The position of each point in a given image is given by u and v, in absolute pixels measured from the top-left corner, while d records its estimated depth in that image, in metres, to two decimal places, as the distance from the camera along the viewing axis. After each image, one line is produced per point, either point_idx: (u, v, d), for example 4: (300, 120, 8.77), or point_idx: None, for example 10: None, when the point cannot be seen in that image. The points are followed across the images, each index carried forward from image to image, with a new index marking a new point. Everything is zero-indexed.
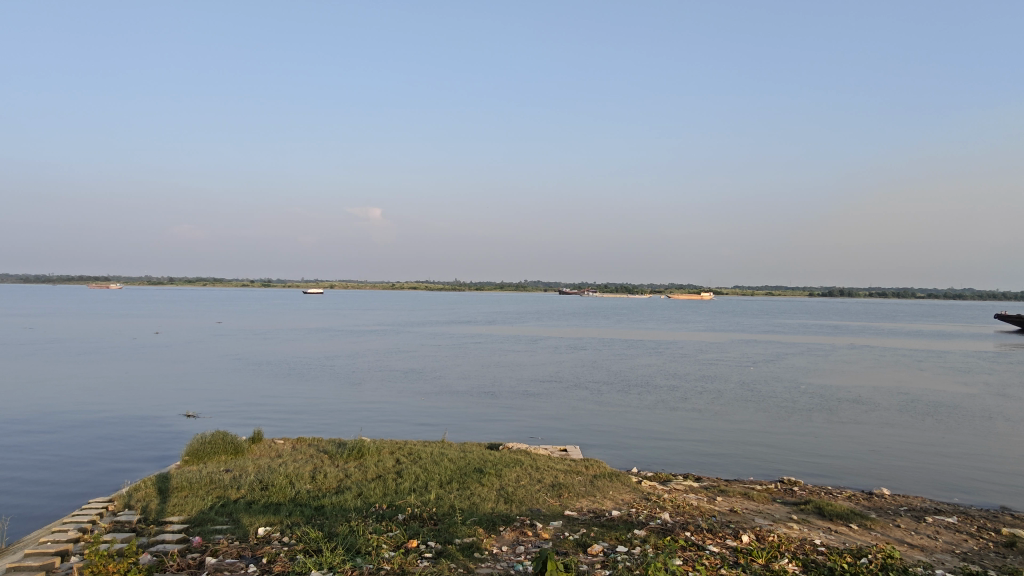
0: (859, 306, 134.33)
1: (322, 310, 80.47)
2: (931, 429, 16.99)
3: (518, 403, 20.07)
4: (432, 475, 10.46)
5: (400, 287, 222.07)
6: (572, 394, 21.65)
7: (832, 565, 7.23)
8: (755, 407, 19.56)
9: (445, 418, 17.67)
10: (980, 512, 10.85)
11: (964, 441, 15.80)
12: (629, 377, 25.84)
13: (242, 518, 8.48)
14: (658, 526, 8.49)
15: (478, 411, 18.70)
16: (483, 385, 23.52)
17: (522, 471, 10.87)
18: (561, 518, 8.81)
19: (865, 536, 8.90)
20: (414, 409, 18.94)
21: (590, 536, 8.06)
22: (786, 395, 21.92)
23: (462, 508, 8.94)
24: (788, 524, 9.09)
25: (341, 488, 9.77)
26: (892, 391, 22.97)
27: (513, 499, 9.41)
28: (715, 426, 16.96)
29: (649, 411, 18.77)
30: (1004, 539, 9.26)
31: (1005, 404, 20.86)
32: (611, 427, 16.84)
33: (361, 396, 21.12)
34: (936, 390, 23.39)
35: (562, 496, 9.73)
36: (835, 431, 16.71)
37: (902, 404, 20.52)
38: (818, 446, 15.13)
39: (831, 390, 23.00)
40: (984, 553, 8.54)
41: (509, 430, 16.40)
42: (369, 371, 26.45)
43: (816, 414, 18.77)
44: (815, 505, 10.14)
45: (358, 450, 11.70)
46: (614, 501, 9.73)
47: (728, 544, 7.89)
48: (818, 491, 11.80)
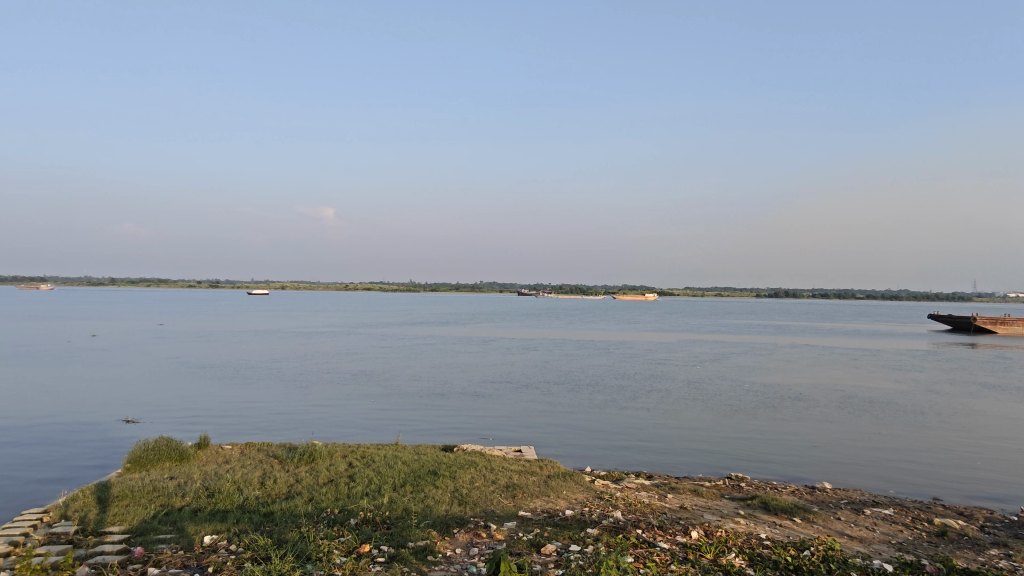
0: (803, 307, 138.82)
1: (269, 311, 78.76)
2: (867, 425, 17.72)
3: (470, 404, 20.10)
4: (386, 478, 10.33)
5: (354, 288, 219.66)
6: (524, 395, 21.77)
7: (777, 559, 7.45)
8: (701, 405, 20.03)
9: (395, 420, 17.53)
10: (914, 504, 11.36)
11: (897, 436, 16.49)
12: (579, 377, 26.14)
13: (186, 526, 8.22)
14: (611, 525, 8.60)
15: (430, 413, 18.64)
16: (435, 387, 23.39)
17: (476, 472, 10.85)
18: (515, 518, 8.85)
19: (808, 530, 9.20)
20: (364, 411, 18.74)
21: (544, 536, 8.11)
22: (731, 393, 22.50)
23: (415, 511, 8.85)
24: (735, 520, 9.32)
25: (292, 493, 9.57)
26: (830, 389, 23.85)
27: (467, 501, 9.39)
28: (664, 424, 17.30)
29: (599, 411, 19.01)
30: (937, 528, 9.71)
31: (934, 400, 21.94)
32: (563, 426, 17.02)
33: (310, 398, 20.81)
34: (871, 387, 24.43)
35: (517, 497, 9.76)
36: (777, 427, 17.27)
37: (839, 401, 21.30)
38: (762, 442, 15.59)
39: (774, 388, 23.71)
40: (918, 543, 8.94)
41: (462, 430, 16.42)
42: (318, 374, 26.06)
43: (760, 411, 19.38)
44: (761, 501, 10.42)
45: (309, 454, 11.45)
46: (567, 501, 9.80)
47: (677, 540, 8.05)
48: (764, 486, 12.16)
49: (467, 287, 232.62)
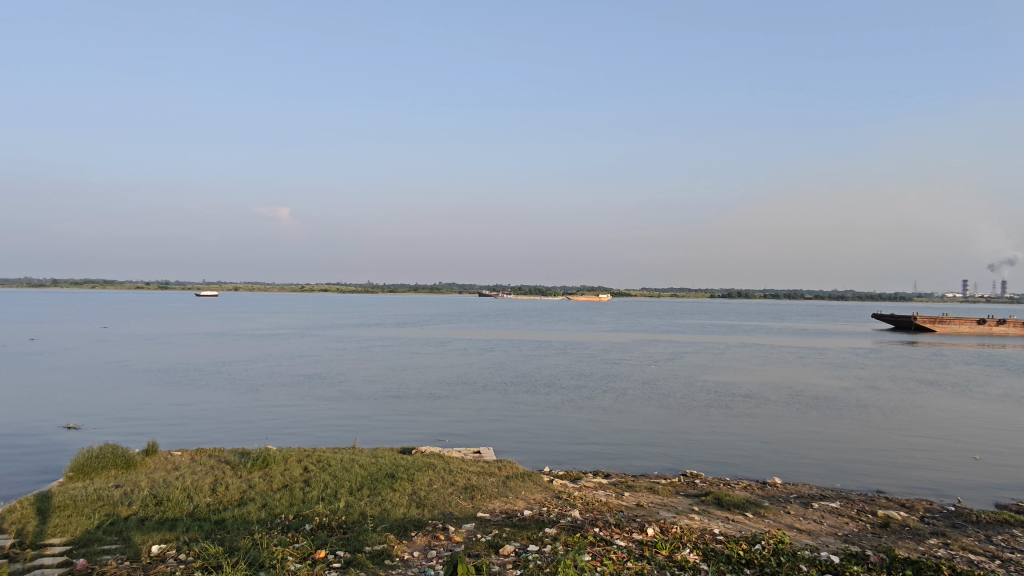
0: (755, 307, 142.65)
1: (218, 313, 76.59)
2: (813, 421, 18.30)
3: (426, 405, 19.99)
4: (342, 482, 10.17)
5: (310, 288, 216.06)
6: (480, 396, 21.75)
7: (730, 553, 7.61)
8: (655, 404, 20.35)
9: (350, 423, 17.28)
10: (859, 496, 11.78)
11: (843, 431, 17.07)
12: (536, 377, 26.28)
13: (133, 536, 7.93)
14: (569, 523, 8.66)
15: (386, 415, 18.45)
16: (390, 389, 23.17)
17: (434, 475, 10.79)
18: (474, 519, 8.82)
19: (758, 524, 9.45)
20: (317, 415, 18.42)
21: (503, 536, 8.11)
22: (684, 392, 22.95)
23: (372, 515, 8.74)
24: (689, 516, 9.50)
25: (244, 500, 9.34)
26: (779, 386, 24.53)
27: (425, 503, 9.31)
28: (619, 423, 17.53)
29: (556, 411, 19.15)
30: (881, 520, 10.08)
31: (875, 396, 22.82)
32: (519, 426, 17.09)
33: (261, 402, 20.36)
34: (816, 384, 25.26)
35: (475, 498, 9.74)
36: (729, 424, 17.68)
37: (787, 398, 21.92)
38: (715, 439, 15.93)
39: (725, 386, 24.27)
40: (863, 535, 9.26)
41: (419, 432, 16.32)
42: (270, 377, 25.53)
43: (712, 409, 19.82)
44: (715, 497, 10.64)
45: (262, 459, 11.20)
46: (526, 501, 9.83)
47: (634, 538, 8.15)
48: (717, 483, 12.42)
49: (426, 287, 231.49)
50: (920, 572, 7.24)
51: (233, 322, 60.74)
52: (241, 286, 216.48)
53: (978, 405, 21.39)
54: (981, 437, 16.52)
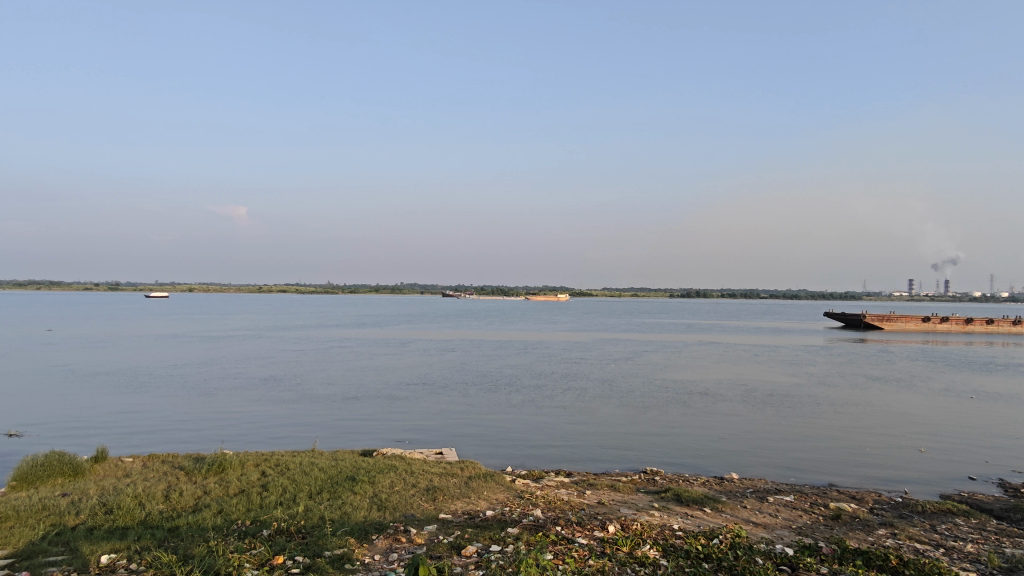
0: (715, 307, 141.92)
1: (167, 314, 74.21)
2: (767, 417, 18.75)
3: (386, 407, 19.79)
4: (301, 486, 10.00)
5: (268, 289, 211.92)
6: (441, 397, 21.64)
7: (688, 548, 7.74)
8: (615, 402, 20.61)
9: (309, 426, 17.01)
10: (812, 490, 12.13)
11: (795, 426, 17.55)
12: (496, 377, 26.25)
13: (80, 547, 7.65)
14: (531, 523, 8.69)
15: (345, 417, 18.19)
16: (349, 390, 22.84)
17: (396, 477, 10.68)
18: (436, 521, 8.77)
19: (716, 519, 9.64)
20: (275, 417, 18.09)
21: (465, 537, 8.09)
22: (644, 390, 23.24)
23: (332, 519, 8.62)
24: (649, 512, 9.64)
25: (199, 506, 9.10)
26: (734, 383, 25.06)
27: (386, 506, 9.23)
28: (579, 422, 17.65)
29: (517, 411, 19.17)
30: (833, 512, 10.39)
31: (825, 392, 23.54)
32: (481, 426, 17.07)
33: (216, 405, 19.89)
34: (770, 381, 25.91)
35: (437, 499, 9.69)
36: (687, 422, 18.00)
37: (742, 395, 22.44)
38: (674, 436, 16.21)
39: (683, 384, 24.67)
40: (815, 527, 9.52)
41: (380, 434, 16.17)
42: (225, 380, 24.95)
43: (670, 407, 20.13)
44: (674, 493, 10.81)
45: (218, 464, 10.92)
46: (488, 501, 9.83)
47: (595, 535, 8.23)
48: (676, 479, 12.63)
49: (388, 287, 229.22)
50: (869, 562, 7.48)
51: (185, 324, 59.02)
52: (196, 287, 211.16)
53: (922, 399, 22.32)
54: (925, 430, 17.24)
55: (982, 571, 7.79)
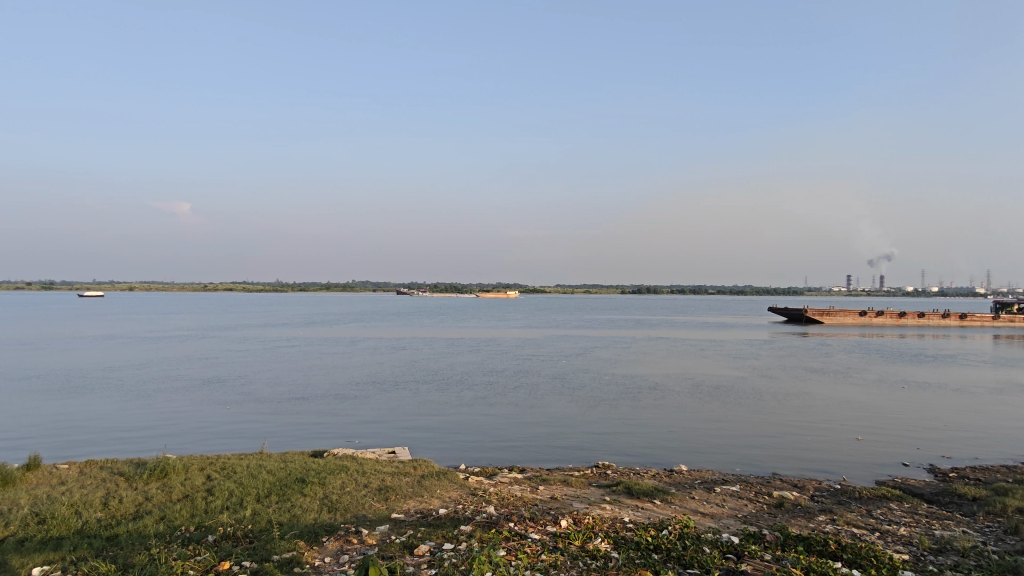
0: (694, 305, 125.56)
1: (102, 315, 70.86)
2: (713, 409, 19.27)
3: (337, 406, 19.48)
4: (249, 489, 9.73)
5: (214, 289, 206.05)
6: (393, 395, 21.42)
7: (638, 540, 7.88)
8: (567, 398, 20.82)
9: (256, 428, 16.60)
10: (757, 479, 12.52)
11: (740, 418, 18.07)
12: (448, 375, 26.18)
13: (11, 559, 7.26)
14: (484, 520, 8.69)
15: (295, 418, 17.84)
16: (298, 390, 22.36)
17: (347, 477, 10.53)
18: (387, 521, 8.68)
19: (665, 510, 9.84)
20: (219, 419, 17.59)
21: (417, 537, 8.03)
22: (595, 385, 23.53)
23: (281, 523, 8.42)
24: (601, 506, 9.77)
25: (140, 513, 8.77)
26: (682, 378, 25.64)
27: (337, 507, 9.08)
28: (531, 418, 17.75)
29: (470, 408, 19.14)
30: (776, 500, 10.74)
31: (768, 384, 24.34)
32: (433, 424, 16.97)
33: (156, 408, 19.19)
34: (716, 374, 26.62)
35: (389, 499, 9.59)
36: (637, 416, 18.32)
37: (689, 388, 22.98)
38: (624, 431, 16.47)
39: (633, 379, 25.09)
40: (759, 515, 9.82)
41: (330, 434, 15.90)
42: (165, 382, 24.10)
43: (619, 401, 20.46)
44: (625, 486, 10.99)
45: (161, 468, 10.53)
46: (441, 500, 9.78)
47: (548, 530, 8.28)
48: (627, 472, 12.84)
49: (340, 286, 225.67)
50: (810, 548, 7.75)
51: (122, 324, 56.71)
52: (136, 286, 203.55)
53: (857, 390, 23.37)
54: (861, 419, 18.04)
55: (913, 552, 8.17)
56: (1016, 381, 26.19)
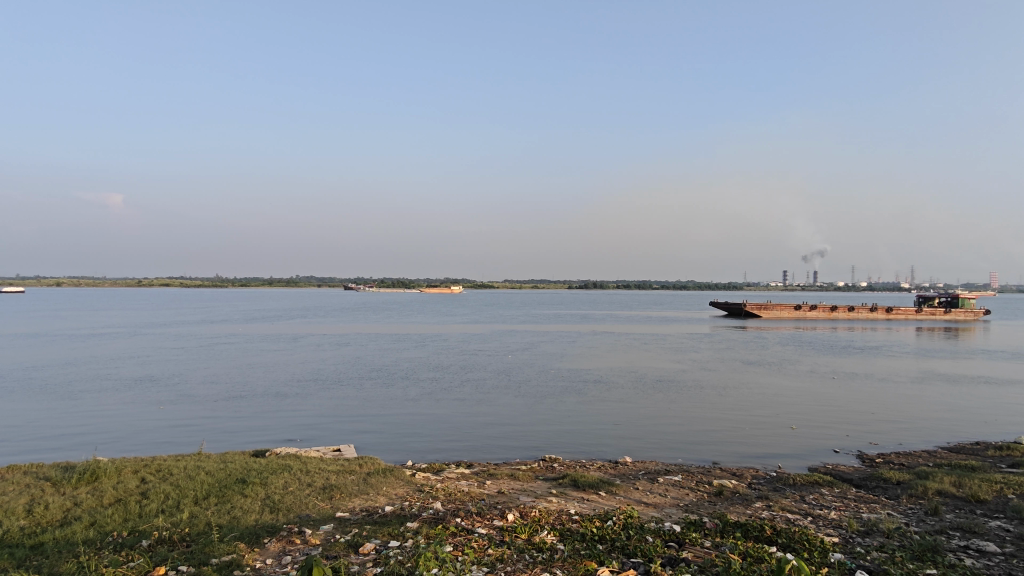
0: (681, 304, 105.03)
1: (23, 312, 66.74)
2: (656, 402, 19.71)
3: (280, 405, 19.02)
4: (186, 492, 9.40)
5: (148, 284, 197.50)
6: (337, 392, 21.08)
7: (584, 531, 7.99)
8: (513, 393, 20.86)
9: (192, 428, 16.02)
10: (699, 469, 12.89)
11: (681, 410, 18.56)
12: (394, 370, 25.91)
13: None
14: (431, 516, 8.65)
15: (234, 417, 17.31)
16: (237, 389, 21.68)
17: (290, 476, 10.29)
18: (332, 521, 8.53)
19: (610, 501, 10.02)
20: (154, 420, 16.91)
21: (363, 535, 7.92)
22: (541, 380, 23.73)
23: (220, 525, 8.17)
24: (547, 499, 9.86)
25: (68, 520, 8.34)
26: (626, 371, 26.11)
27: (279, 507, 8.88)
28: (479, 413, 17.76)
29: (416, 404, 18.99)
30: (716, 489, 11.08)
31: (708, 376, 25.09)
32: (379, 421, 16.79)
33: (84, 410, 18.25)
34: (658, 367, 27.25)
35: (334, 497, 9.43)
36: (582, 409, 18.57)
37: (633, 382, 23.38)
38: (570, 425, 16.64)
39: (578, 373, 25.42)
40: (700, 504, 10.12)
41: (273, 433, 15.52)
42: (92, 382, 22.95)
43: (564, 395, 20.72)
44: (571, 479, 11.11)
45: (90, 472, 10.04)
46: (387, 497, 9.68)
47: (495, 524, 8.31)
48: (573, 465, 13.01)
49: (282, 281, 219.96)
50: (747, 533, 8.02)
51: (44, 321, 53.62)
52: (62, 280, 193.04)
53: (791, 380, 24.34)
54: (795, 408, 18.77)
55: (843, 534, 8.57)
56: (935, 371, 27.76)
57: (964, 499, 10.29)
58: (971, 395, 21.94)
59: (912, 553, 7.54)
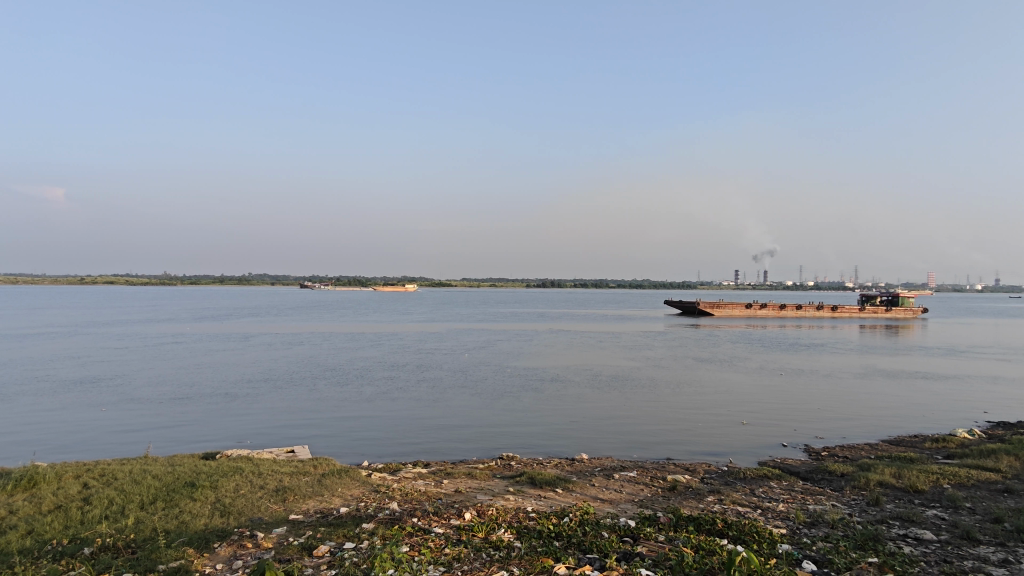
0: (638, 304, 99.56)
1: None
2: (610, 399, 19.94)
3: (231, 406, 18.56)
4: (131, 497, 9.08)
5: (91, 281, 190.00)
6: (291, 392, 20.68)
7: (540, 529, 8.04)
8: (469, 392, 20.86)
9: (138, 431, 15.50)
10: (653, 464, 13.14)
11: (635, 407, 18.84)
12: (348, 370, 25.54)
13: None
14: (387, 516, 8.57)
15: (181, 419, 16.80)
16: (185, 390, 21.02)
17: (241, 479, 10.06)
18: (285, 523, 8.38)
19: (567, 498, 10.11)
20: (96, 423, 16.26)
21: (317, 537, 7.80)
22: (497, 379, 23.72)
23: (168, 530, 7.93)
24: (504, 497, 9.89)
25: (2, 528, 7.96)
26: (581, 369, 26.31)
27: (230, 511, 8.67)
28: (434, 413, 17.65)
29: (371, 404, 18.78)
30: (670, 484, 11.30)
31: (661, 373, 25.52)
32: (333, 421, 16.53)
33: (20, 413, 17.41)
34: (613, 365, 27.56)
35: (287, 500, 9.26)
36: (538, 407, 18.65)
37: (588, 380, 23.61)
38: (526, 422, 16.72)
39: (534, 372, 25.52)
40: (654, 498, 10.30)
41: (222, 435, 15.13)
42: (28, 384, 21.90)
43: (520, 393, 20.79)
44: (528, 476, 11.17)
45: (28, 478, 9.61)
46: (343, 498, 9.55)
47: (452, 524, 8.29)
48: (530, 463, 13.07)
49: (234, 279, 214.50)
50: (699, 527, 8.20)
51: None
52: None
53: (740, 376, 24.98)
54: (745, 404, 19.27)
55: (790, 526, 8.84)
56: (876, 367, 28.94)
57: (904, 489, 10.74)
58: (908, 389, 22.93)
59: (855, 542, 7.83)
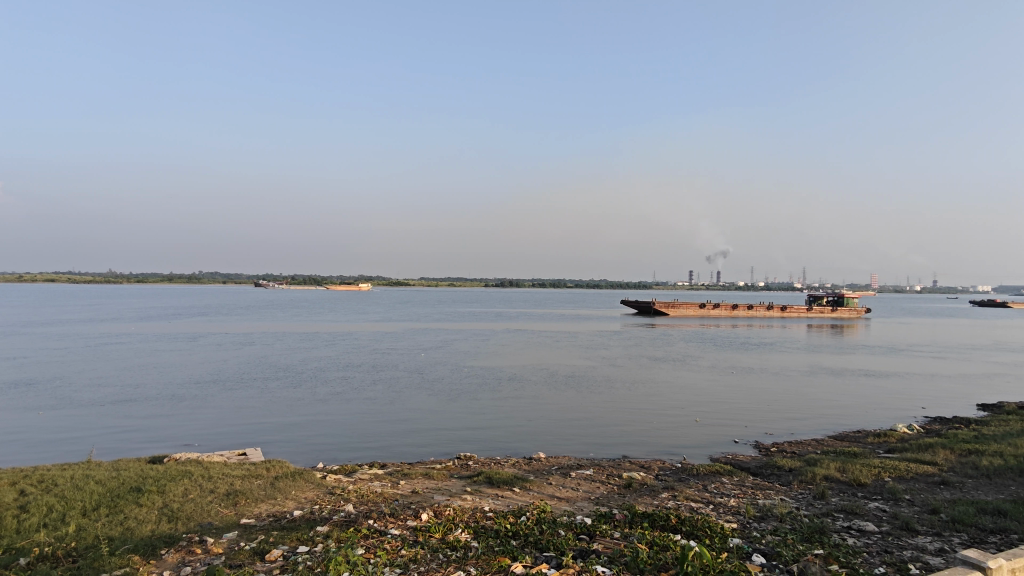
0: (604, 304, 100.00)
1: None
2: (567, 399, 20.09)
3: (179, 408, 17.98)
4: (72, 504, 8.72)
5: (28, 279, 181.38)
6: (243, 393, 20.18)
7: (497, 528, 8.05)
8: (426, 392, 20.74)
9: (78, 435, 14.87)
10: (610, 462, 13.29)
11: (592, 406, 19.03)
12: (302, 370, 25.04)
13: None
14: (342, 518, 8.45)
15: (126, 422, 16.21)
16: (130, 392, 20.27)
17: (190, 483, 9.76)
18: (236, 527, 8.18)
19: (524, 497, 10.15)
20: (33, 427, 15.53)
21: (269, 541, 7.63)
22: (454, 378, 23.62)
23: (111, 537, 7.64)
24: (462, 497, 9.87)
25: None
26: (538, 369, 26.40)
27: (178, 516, 8.41)
28: (390, 413, 17.46)
29: (327, 404, 18.49)
30: (625, 481, 11.45)
31: (616, 372, 25.83)
32: (285, 423, 16.20)
33: None
34: (569, 364, 27.78)
35: (239, 504, 9.03)
36: (495, 407, 18.65)
37: (545, 379, 23.73)
38: (483, 422, 16.72)
39: (491, 372, 25.49)
40: (610, 496, 10.43)
41: (170, 438, 14.65)
42: None
43: (476, 393, 20.76)
44: (485, 476, 11.16)
45: None
46: (297, 501, 9.37)
47: (408, 525, 8.22)
48: (487, 462, 13.06)
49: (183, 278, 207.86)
50: (654, 523, 8.34)
51: None
52: None
53: (692, 375, 25.49)
54: (697, 402, 19.70)
55: (741, 520, 9.08)
56: (822, 365, 29.92)
57: (848, 483, 11.15)
58: (851, 386, 23.79)
59: (802, 535, 8.09)
